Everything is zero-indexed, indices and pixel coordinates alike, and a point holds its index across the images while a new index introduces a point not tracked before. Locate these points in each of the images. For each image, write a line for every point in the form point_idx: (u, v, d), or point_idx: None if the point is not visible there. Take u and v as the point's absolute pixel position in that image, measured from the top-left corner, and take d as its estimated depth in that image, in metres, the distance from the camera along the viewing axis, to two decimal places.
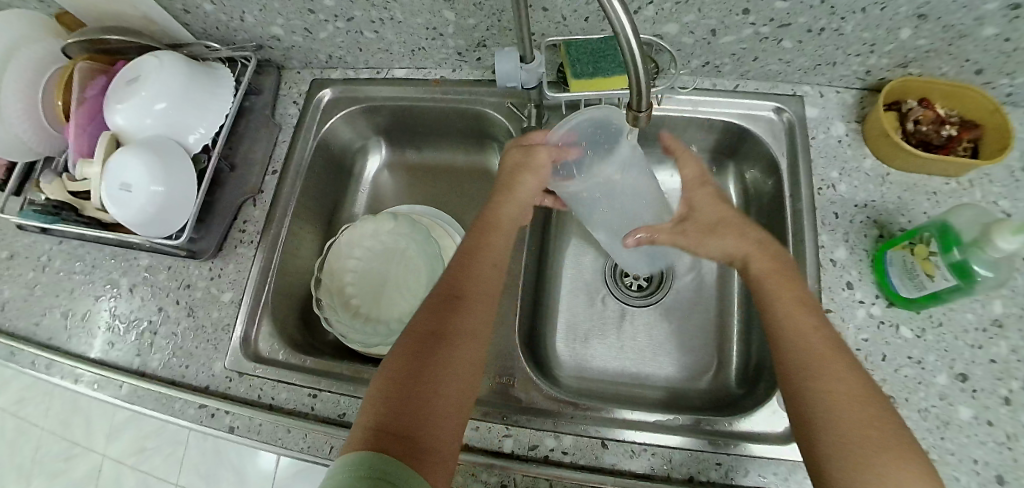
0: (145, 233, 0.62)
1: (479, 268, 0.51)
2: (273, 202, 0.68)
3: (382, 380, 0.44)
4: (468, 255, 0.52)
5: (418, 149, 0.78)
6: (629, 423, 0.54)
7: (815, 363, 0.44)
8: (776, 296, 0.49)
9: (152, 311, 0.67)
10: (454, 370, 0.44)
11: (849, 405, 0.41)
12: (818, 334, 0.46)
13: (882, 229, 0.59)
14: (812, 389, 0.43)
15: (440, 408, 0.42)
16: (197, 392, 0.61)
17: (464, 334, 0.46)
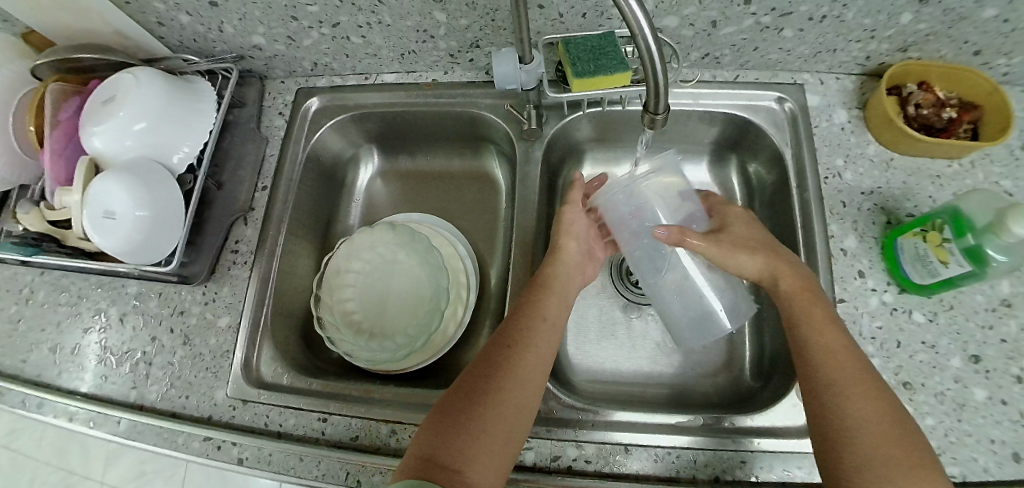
0: (132, 261, 0.59)
1: (541, 315, 0.51)
2: (265, 219, 0.64)
3: (434, 414, 0.44)
4: (523, 302, 0.52)
5: (411, 155, 0.74)
6: (653, 428, 0.53)
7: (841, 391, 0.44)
8: (802, 314, 0.50)
9: (146, 341, 0.64)
10: (507, 413, 0.44)
11: (880, 436, 0.41)
12: (846, 358, 0.46)
13: (890, 215, 0.59)
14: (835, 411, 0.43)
15: (492, 446, 0.42)
16: (199, 424, 0.58)
17: (517, 379, 0.46)
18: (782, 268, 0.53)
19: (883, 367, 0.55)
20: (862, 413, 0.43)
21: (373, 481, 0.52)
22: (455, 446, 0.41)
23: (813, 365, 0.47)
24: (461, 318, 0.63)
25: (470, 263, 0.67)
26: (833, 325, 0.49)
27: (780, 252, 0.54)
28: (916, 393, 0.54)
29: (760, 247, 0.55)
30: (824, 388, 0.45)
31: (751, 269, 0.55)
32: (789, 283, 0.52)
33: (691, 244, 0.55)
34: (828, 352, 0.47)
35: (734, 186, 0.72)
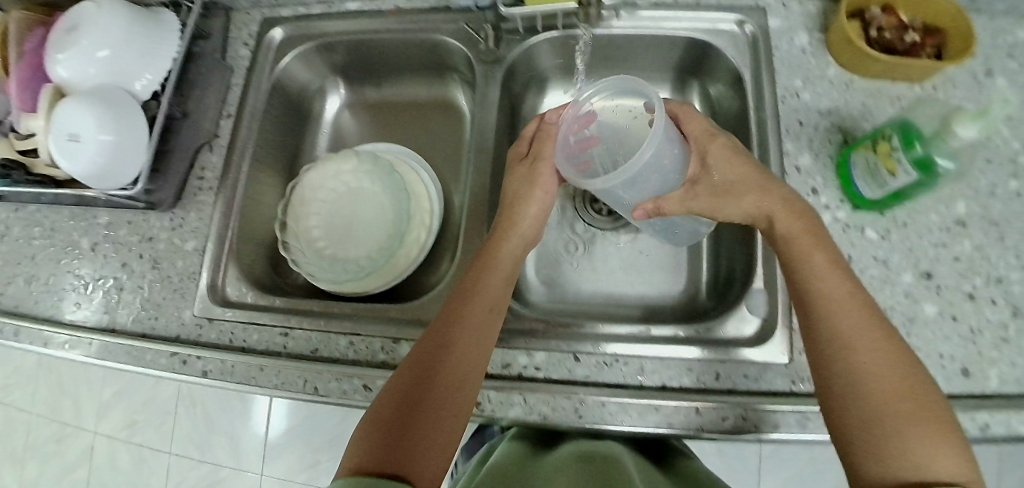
0: (99, 185, 0.60)
1: (478, 298, 0.48)
2: (229, 146, 0.65)
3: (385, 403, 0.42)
4: (474, 269, 0.51)
5: (378, 87, 0.74)
6: (597, 336, 0.55)
7: (847, 347, 0.41)
8: (801, 264, 0.46)
9: (117, 268, 0.66)
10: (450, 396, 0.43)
11: (889, 397, 0.39)
12: (852, 309, 0.43)
13: (846, 134, 0.59)
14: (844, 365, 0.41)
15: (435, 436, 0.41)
16: (168, 342, 0.60)
17: (462, 363, 0.45)
18: (777, 202, 0.48)
19: None
20: (875, 373, 0.40)
21: (330, 387, 0.53)
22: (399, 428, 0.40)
23: (818, 316, 0.44)
24: (423, 243, 0.65)
25: (434, 190, 0.67)
26: (839, 275, 0.45)
27: (771, 189, 0.49)
28: None
29: (755, 185, 0.49)
30: (830, 343, 0.42)
31: (740, 213, 0.50)
32: (788, 220, 0.47)
33: (671, 211, 0.51)
34: (833, 304, 0.43)
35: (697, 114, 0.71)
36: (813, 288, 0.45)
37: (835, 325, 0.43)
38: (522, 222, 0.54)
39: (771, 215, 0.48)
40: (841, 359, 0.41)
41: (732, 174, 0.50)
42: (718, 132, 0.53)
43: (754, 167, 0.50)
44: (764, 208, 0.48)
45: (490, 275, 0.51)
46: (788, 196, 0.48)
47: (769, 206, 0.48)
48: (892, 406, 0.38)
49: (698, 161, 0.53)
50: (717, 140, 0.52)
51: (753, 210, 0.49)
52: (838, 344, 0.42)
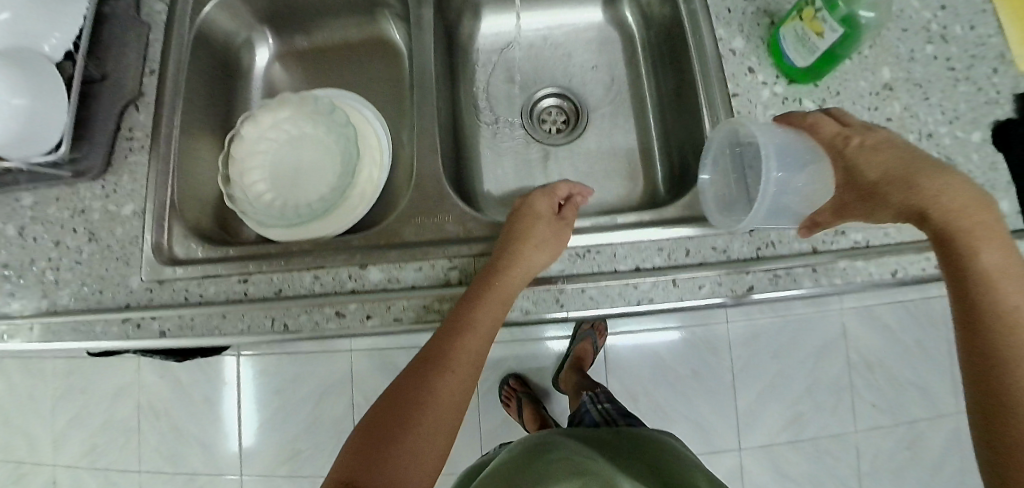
0: (18, 155, 0.55)
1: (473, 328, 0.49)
2: (157, 102, 0.61)
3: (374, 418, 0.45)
4: (476, 291, 0.50)
5: (308, 34, 0.72)
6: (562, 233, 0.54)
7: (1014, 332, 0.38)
8: (969, 250, 0.41)
9: (49, 248, 0.61)
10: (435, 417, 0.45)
11: None
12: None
13: (771, 16, 0.61)
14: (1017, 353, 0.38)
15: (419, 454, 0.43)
16: (117, 311, 0.56)
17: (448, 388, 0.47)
18: (950, 196, 0.42)
19: None
20: None
21: (300, 321, 0.52)
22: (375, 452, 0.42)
23: (989, 304, 0.39)
24: (376, 181, 0.62)
25: (380, 126, 0.64)
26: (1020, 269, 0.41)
27: (951, 185, 0.42)
28: None
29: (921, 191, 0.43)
30: (1005, 333, 0.39)
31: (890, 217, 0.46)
32: (956, 217, 0.41)
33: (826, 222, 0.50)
34: (1020, 311, 0.39)
35: (627, 17, 0.71)
36: (981, 273, 0.40)
37: (1010, 331, 0.39)
38: (523, 255, 0.50)
39: (926, 212, 0.42)
40: (1007, 370, 0.38)
41: (895, 175, 0.44)
42: (854, 134, 0.47)
43: (922, 166, 0.44)
44: (921, 204, 0.42)
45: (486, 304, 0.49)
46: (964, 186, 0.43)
47: (933, 203, 0.42)
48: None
49: (839, 165, 0.48)
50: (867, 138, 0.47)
51: (897, 210, 0.44)
52: (1003, 333, 0.39)
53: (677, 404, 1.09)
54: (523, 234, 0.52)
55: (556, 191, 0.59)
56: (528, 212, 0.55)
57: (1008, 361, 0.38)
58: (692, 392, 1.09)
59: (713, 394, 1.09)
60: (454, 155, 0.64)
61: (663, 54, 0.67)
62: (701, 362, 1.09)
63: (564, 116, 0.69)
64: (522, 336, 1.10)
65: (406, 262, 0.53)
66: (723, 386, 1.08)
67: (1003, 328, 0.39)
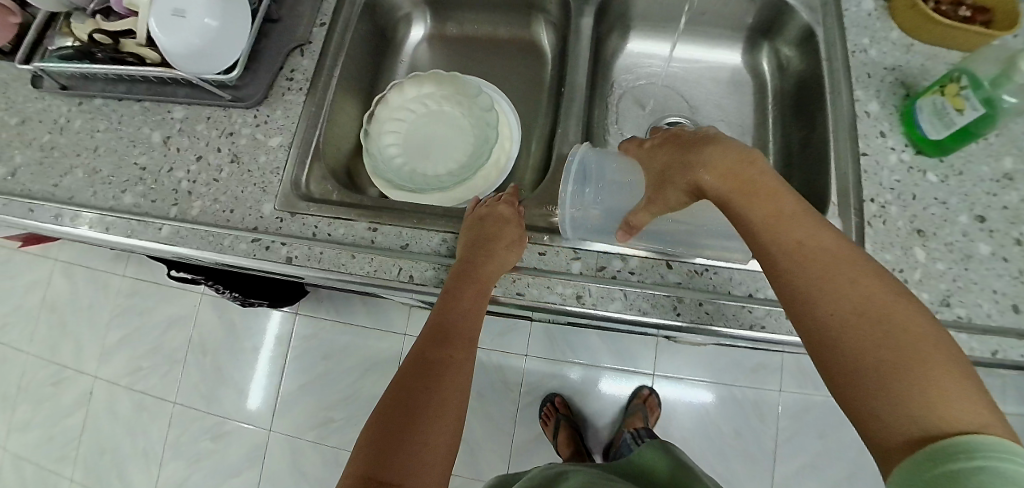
0: (191, 68, 0.60)
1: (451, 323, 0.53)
2: (321, 53, 0.66)
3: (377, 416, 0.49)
4: (453, 287, 0.52)
5: (459, 23, 0.76)
6: (680, 246, 0.54)
7: (823, 284, 0.39)
8: (752, 205, 0.43)
9: (190, 162, 0.65)
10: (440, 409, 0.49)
11: (860, 326, 0.36)
12: (826, 254, 0.40)
13: (909, 89, 0.64)
14: (826, 308, 0.38)
15: (425, 440, 0.46)
16: (246, 230, 0.59)
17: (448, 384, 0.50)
18: (719, 159, 0.45)
19: (900, 214, 0.59)
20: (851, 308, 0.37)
21: (426, 277, 0.54)
22: (393, 445, 0.46)
23: (779, 267, 0.41)
24: (503, 168, 0.66)
25: (515, 120, 0.68)
26: (810, 219, 0.42)
27: (723, 144, 0.46)
28: (928, 241, 0.59)
29: (688, 160, 0.47)
30: (807, 286, 0.39)
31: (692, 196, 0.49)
32: (724, 182, 0.44)
33: (642, 222, 0.50)
34: (809, 253, 0.40)
35: (764, 71, 0.76)
36: (770, 235, 0.42)
37: (806, 274, 0.40)
38: (477, 251, 0.52)
39: (698, 183, 0.46)
40: (812, 308, 0.39)
41: (670, 155, 0.50)
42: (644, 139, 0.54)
43: (701, 137, 0.49)
44: (693, 175, 0.46)
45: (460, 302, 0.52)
46: (735, 146, 0.46)
47: (703, 174, 0.46)
48: (875, 355, 0.35)
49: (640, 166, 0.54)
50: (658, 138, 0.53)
51: (684, 189, 0.47)
52: (807, 290, 0.39)
53: (710, 456, 1.07)
54: (484, 234, 0.54)
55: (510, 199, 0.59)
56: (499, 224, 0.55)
57: (812, 300, 0.39)
58: (729, 447, 1.06)
59: (749, 456, 1.06)
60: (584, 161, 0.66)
61: (792, 110, 0.72)
62: (745, 423, 1.07)
63: None
64: (570, 351, 1.12)
65: (531, 245, 0.55)
66: (762, 450, 1.06)
67: (802, 286, 0.40)
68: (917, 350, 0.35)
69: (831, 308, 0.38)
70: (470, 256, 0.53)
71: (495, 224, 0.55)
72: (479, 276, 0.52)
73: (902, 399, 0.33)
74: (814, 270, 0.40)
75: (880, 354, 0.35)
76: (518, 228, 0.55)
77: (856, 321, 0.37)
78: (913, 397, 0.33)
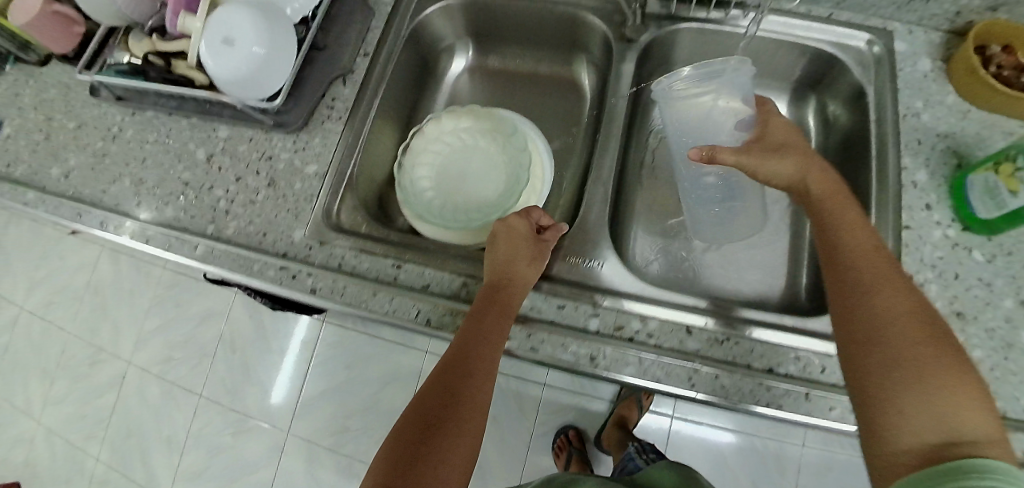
0: (239, 94, 0.62)
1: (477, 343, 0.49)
2: (362, 83, 0.67)
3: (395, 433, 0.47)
4: (481, 306, 0.51)
5: (502, 55, 0.75)
6: (710, 314, 0.55)
7: (873, 288, 0.46)
8: (834, 215, 0.52)
9: (228, 181, 0.67)
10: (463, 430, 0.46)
11: (907, 333, 0.43)
12: (885, 267, 0.47)
13: (961, 158, 0.61)
14: (875, 311, 0.45)
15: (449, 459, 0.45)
16: (275, 256, 0.61)
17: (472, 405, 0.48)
18: (815, 174, 0.54)
19: (940, 294, 0.57)
20: (896, 316, 0.44)
21: (444, 321, 0.55)
22: (411, 464, 0.44)
23: (845, 267, 0.49)
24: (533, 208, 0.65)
25: (548, 159, 0.67)
26: (872, 239, 0.50)
27: (815, 160, 0.55)
28: (968, 324, 0.56)
29: (794, 154, 0.55)
30: (861, 289, 0.46)
31: (779, 178, 0.55)
32: (823, 192, 0.53)
33: (722, 160, 0.55)
34: (872, 263, 0.47)
35: (810, 125, 0.74)
36: (848, 240, 0.50)
37: (868, 276, 0.47)
38: (511, 269, 0.53)
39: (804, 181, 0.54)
40: (859, 305, 0.46)
41: (778, 141, 0.57)
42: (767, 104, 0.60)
43: (802, 144, 0.57)
44: (796, 172, 0.55)
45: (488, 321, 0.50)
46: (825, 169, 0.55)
47: (810, 175, 0.54)
48: (912, 359, 0.41)
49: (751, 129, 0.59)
50: (777, 121, 0.59)
51: (790, 169, 0.54)
52: (862, 291, 0.46)
53: None
54: (511, 252, 0.54)
55: (531, 214, 0.58)
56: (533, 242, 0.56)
57: (861, 300, 0.46)
58: None
59: None
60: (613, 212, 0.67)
61: (833, 169, 0.70)
62: (763, 472, 1.05)
63: None
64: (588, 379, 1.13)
65: (551, 297, 0.56)
66: None
67: (863, 284, 0.46)
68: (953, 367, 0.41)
69: (880, 311, 0.44)
70: (508, 272, 0.53)
71: (516, 246, 0.55)
72: (508, 291, 0.52)
73: (925, 400, 0.39)
74: (871, 279, 0.46)
75: (921, 357, 0.41)
76: (535, 244, 0.56)
77: (898, 328, 0.43)
78: (942, 406, 0.39)
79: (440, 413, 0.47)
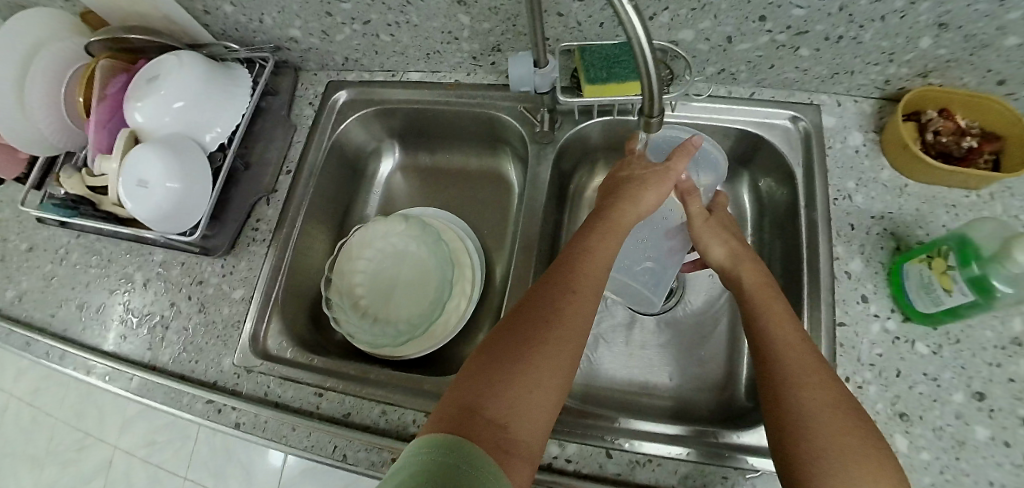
0: (158, 228, 0.62)
1: (586, 273, 0.49)
2: (286, 200, 0.70)
3: (473, 363, 0.45)
4: (592, 227, 0.54)
5: (431, 153, 0.81)
6: (694, 442, 0.52)
7: (788, 361, 0.45)
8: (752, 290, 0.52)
9: (165, 306, 0.68)
10: (546, 369, 0.43)
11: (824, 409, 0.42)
12: (801, 340, 0.47)
13: (899, 240, 0.58)
14: (794, 385, 0.44)
15: (534, 402, 0.42)
16: (205, 388, 0.62)
17: (556, 348, 0.44)
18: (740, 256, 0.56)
19: (880, 395, 0.52)
20: (814, 391, 0.43)
21: (359, 456, 0.55)
22: (495, 385, 0.42)
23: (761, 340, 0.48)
24: (462, 312, 0.67)
25: (477, 259, 0.71)
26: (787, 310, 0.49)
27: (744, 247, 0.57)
28: (913, 426, 0.51)
29: (737, 241, 0.58)
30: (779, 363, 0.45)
31: (715, 255, 0.58)
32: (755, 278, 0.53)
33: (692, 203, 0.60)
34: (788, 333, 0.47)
35: (745, 204, 0.73)
36: (763, 312, 0.49)
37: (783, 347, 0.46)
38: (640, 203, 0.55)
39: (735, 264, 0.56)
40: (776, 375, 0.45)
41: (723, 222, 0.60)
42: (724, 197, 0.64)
43: (739, 234, 0.60)
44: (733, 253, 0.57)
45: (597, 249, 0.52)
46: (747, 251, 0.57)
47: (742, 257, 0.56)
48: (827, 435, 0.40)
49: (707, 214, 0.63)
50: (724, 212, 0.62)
51: (728, 248, 0.57)
52: (778, 362, 0.45)
53: None
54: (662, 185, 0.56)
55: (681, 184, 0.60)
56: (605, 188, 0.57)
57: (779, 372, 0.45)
58: None
59: None
60: None
61: (773, 250, 0.67)
62: None
63: None
64: None
65: None
66: None
67: (780, 355, 0.46)
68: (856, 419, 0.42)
69: (797, 385, 0.43)
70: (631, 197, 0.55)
71: (644, 173, 0.57)
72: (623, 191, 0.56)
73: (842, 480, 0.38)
74: (788, 350, 0.46)
75: (836, 434, 0.40)
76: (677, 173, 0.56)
77: (815, 401, 0.42)
78: (853, 460, 0.39)
79: (534, 337, 0.45)
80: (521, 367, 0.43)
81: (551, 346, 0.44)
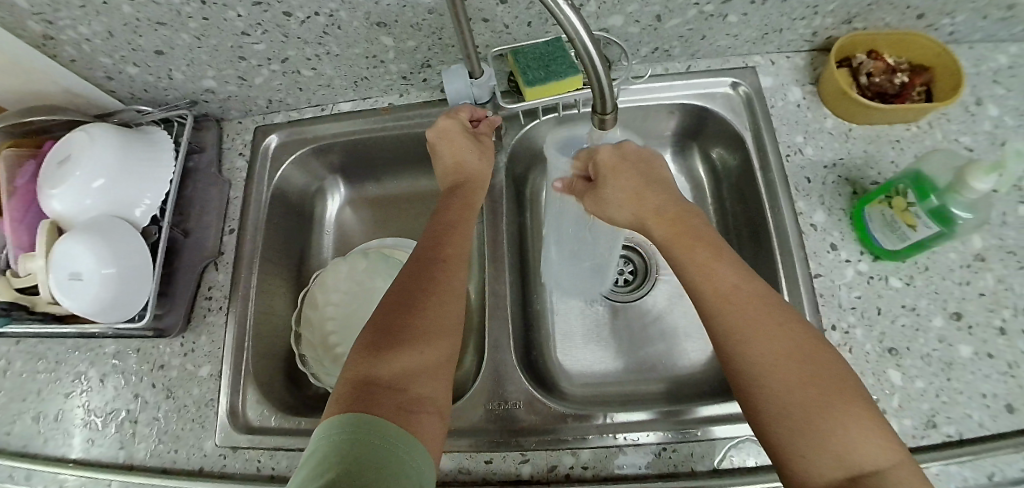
0: (103, 320, 0.57)
1: (453, 235, 0.52)
2: (235, 260, 0.66)
3: (359, 348, 0.43)
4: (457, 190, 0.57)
5: (378, 182, 0.78)
6: (667, 424, 0.52)
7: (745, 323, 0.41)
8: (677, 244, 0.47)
9: (130, 399, 0.63)
10: (435, 331, 0.45)
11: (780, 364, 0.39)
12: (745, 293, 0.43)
13: (855, 185, 0.59)
14: (750, 354, 0.40)
15: (423, 366, 0.43)
16: (190, 477, 0.58)
17: (441, 299, 0.47)
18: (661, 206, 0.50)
19: (867, 336, 0.53)
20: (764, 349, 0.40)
21: None
22: (389, 369, 0.41)
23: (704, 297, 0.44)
24: None
25: None
26: (726, 258, 0.45)
27: (650, 196, 0.50)
28: (903, 358, 0.52)
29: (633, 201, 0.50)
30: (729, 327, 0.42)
31: (621, 219, 0.51)
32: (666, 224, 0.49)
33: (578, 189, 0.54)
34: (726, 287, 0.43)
35: (700, 174, 0.73)
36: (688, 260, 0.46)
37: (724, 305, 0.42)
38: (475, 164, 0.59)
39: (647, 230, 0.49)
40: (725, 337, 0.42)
41: (623, 191, 0.50)
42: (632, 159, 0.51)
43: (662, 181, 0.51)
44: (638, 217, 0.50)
45: (454, 215, 0.54)
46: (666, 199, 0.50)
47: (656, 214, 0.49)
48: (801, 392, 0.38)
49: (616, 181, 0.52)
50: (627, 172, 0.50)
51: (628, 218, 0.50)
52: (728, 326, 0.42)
53: None
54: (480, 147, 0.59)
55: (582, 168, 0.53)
56: (459, 142, 0.58)
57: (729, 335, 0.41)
58: None
59: None
60: (524, 329, 0.65)
61: (737, 214, 0.68)
62: None
63: (631, 266, 0.71)
64: None
65: (478, 452, 0.53)
66: None
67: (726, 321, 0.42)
68: (823, 371, 0.38)
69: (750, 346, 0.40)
70: (466, 166, 0.58)
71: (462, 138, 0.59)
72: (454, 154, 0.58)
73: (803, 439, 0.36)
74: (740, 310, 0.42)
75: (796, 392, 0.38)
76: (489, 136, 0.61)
77: (764, 358, 0.39)
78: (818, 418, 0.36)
79: (411, 307, 0.45)
80: (410, 333, 0.44)
81: (434, 306, 0.46)
